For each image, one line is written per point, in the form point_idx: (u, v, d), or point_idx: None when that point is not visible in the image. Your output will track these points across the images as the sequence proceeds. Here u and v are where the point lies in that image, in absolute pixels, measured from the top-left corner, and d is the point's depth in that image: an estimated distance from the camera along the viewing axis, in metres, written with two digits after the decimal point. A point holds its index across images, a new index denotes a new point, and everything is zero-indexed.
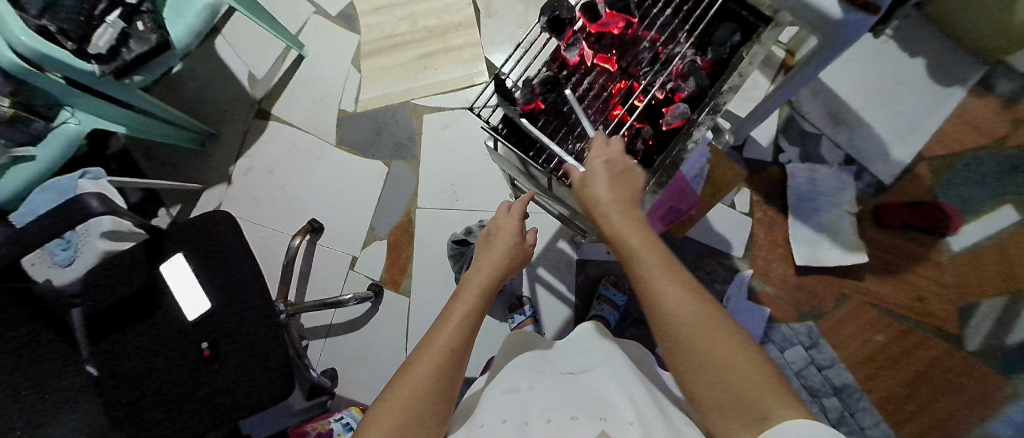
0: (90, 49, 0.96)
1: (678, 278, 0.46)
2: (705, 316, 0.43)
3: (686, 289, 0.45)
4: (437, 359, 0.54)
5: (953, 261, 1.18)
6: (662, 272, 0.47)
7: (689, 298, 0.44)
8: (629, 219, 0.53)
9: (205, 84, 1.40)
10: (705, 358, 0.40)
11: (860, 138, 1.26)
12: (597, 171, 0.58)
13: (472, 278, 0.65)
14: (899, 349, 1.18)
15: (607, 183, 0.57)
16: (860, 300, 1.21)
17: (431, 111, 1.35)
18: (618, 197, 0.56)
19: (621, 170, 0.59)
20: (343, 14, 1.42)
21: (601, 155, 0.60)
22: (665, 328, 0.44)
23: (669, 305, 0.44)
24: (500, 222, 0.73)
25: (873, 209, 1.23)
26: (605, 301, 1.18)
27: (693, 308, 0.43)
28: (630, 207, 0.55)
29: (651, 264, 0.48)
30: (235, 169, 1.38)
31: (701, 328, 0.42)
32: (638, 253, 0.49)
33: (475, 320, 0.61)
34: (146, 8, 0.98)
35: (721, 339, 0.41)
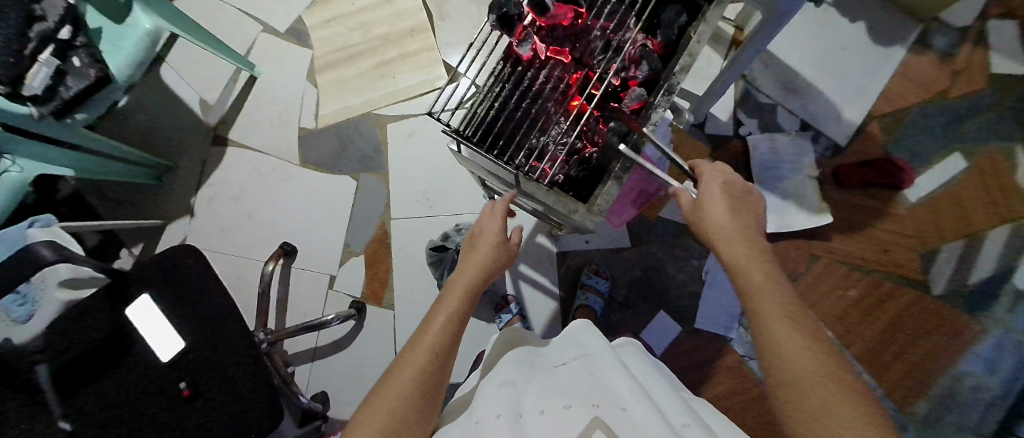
0: (23, 91, 0.89)
1: (803, 326, 0.47)
2: (825, 369, 0.42)
3: (807, 337, 0.45)
4: (422, 364, 0.54)
5: (910, 212, 1.24)
6: (786, 314, 0.48)
7: (814, 349, 0.44)
8: (750, 255, 0.54)
9: (155, 115, 1.35)
10: (818, 407, 0.40)
11: (813, 103, 1.31)
12: (715, 193, 0.61)
13: (457, 281, 0.63)
14: (873, 301, 1.23)
15: (729, 214, 0.59)
16: (831, 259, 1.26)
17: (394, 120, 1.34)
18: (737, 226, 0.57)
19: (735, 202, 0.60)
20: (292, 29, 1.39)
21: (716, 177, 0.63)
22: (777, 365, 0.45)
23: (788, 347, 0.45)
24: (484, 224, 0.69)
25: (833, 170, 1.28)
26: (590, 289, 1.19)
27: (815, 358, 0.43)
28: (754, 242, 0.56)
29: (775, 305, 0.48)
30: (198, 200, 1.34)
31: (821, 379, 0.42)
32: (760, 291, 0.50)
33: (461, 322, 0.59)
34: (80, 42, 0.95)
35: (842, 394, 0.40)
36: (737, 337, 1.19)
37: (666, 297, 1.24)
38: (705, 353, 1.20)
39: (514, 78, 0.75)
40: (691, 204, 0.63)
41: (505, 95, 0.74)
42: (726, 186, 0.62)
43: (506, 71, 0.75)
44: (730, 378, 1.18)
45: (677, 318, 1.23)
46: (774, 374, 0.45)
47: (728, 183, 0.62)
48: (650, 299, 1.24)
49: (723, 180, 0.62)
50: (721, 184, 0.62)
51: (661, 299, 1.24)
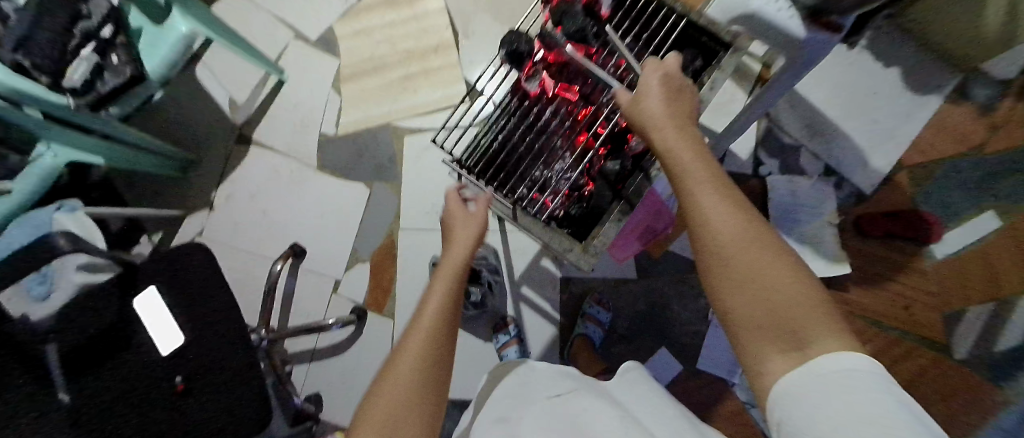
0: (64, 82, 0.95)
1: (730, 197, 0.43)
2: (752, 236, 0.39)
3: (735, 208, 0.42)
4: (419, 349, 0.49)
5: (934, 268, 1.18)
6: (714, 184, 0.44)
7: (736, 214, 0.41)
8: (678, 133, 0.50)
9: (186, 111, 1.40)
10: (747, 275, 0.38)
11: (838, 148, 1.27)
12: (653, 84, 0.56)
13: (443, 268, 0.59)
14: (889, 359, 1.17)
15: (663, 100, 0.54)
16: (845, 310, 1.21)
17: (412, 133, 1.36)
18: (670, 111, 0.53)
19: (672, 91, 0.56)
20: (323, 38, 1.43)
21: (655, 71, 0.58)
22: (704, 240, 0.41)
23: (716, 221, 0.41)
24: (453, 211, 0.67)
25: (855, 219, 1.23)
26: (590, 319, 1.18)
27: (739, 224, 0.40)
28: (684, 124, 0.52)
29: (701, 178, 0.45)
30: (218, 195, 1.38)
31: (745, 243, 0.39)
32: (689, 166, 0.46)
33: (451, 299, 0.54)
34: (120, 41, 0.99)
35: (766, 253, 0.38)
36: (739, 383, 1.15)
37: (669, 334, 1.21)
38: (705, 394, 1.17)
39: (522, 111, 0.76)
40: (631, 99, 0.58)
41: (510, 127, 0.76)
42: (662, 70, 0.57)
43: (512, 105, 0.77)
44: (730, 425, 1.13)
45: (678, 356, 1.20)
46: (702, 251, 0.42)
47: (666, 70, 0.58)
48: (651, 333, 1.22)
49: (660, 65, 0.58)
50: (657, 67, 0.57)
51: (663, 335, 1.21)
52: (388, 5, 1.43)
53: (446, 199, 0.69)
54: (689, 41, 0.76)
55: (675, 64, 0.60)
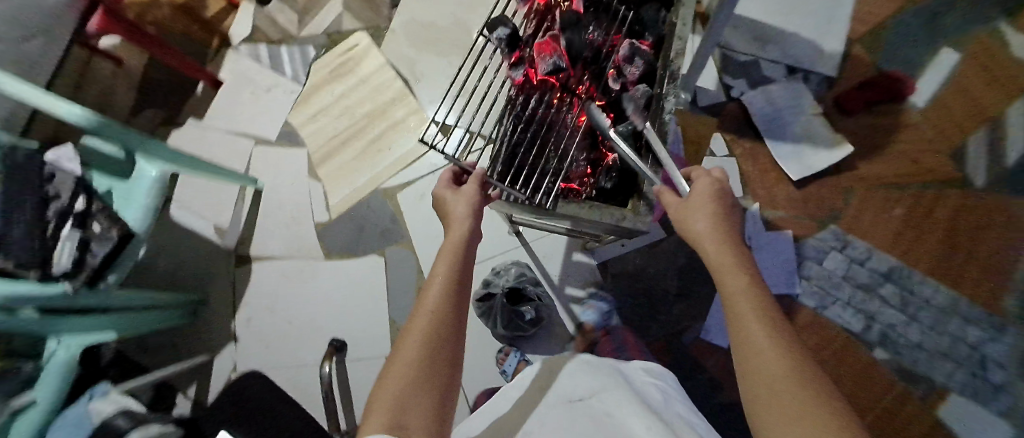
0: (55, 270, 0.90)
1: (780, 339, 0.42)
2: (800, 380, 0.38)
3: (784, 346, 0.41)
4: (426, 330, 0.46)
5: (922, 116, 1.25)
6: (763, 318, 0.44)
7: (788, 357, 0.40)
8: (731, 259, 0.52)
9: (174, 255, 1.36)
10: (789, 411, 0.36)
11: (791, 46, 1.33)
12: (700, 198, 0.59)
13: (444, 248, 0.57)
14: (921, 213, 1.21)
15: (710, 219, 0.56)
16: (863, 187, 1.24)
17: (401, 188, 1.36)
18: (716, 229, 0.55)
19: (711, 207, 0.58)
20: (283, 134, 1.44)
21: (705, 184, 0.61)
22: (749, 366, 0.42)
23: (761, 353, 0.41)
24: (444, 196, 0.66)
25: (834, 101, 1.29)
26: (590, 305, 1.21)
27: (790, 364, 0.40)
28: (737, 249, 0.53)
29: (751, 307, 0.45)
30: (237, 322, 1.32)
31: (792, 387, 0.38)
32: (740, 292, 0.47)
33: (459, 279, 0.53)
34: (95, 208, 0.95)
35: (811, 404, 0.36)
36: (803, 290, 1.20)
37: None
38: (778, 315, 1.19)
39: (517, 106, 0.80)
40: (677, 204, 0.61)
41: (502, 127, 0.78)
42: (716, 189, 0.61)
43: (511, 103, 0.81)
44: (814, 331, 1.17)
45: None
46: (749, 379, 0.41)
47: (719, 187, 0.61)
48: (703, 282, 1.22)
49: (717, 184, 0.61)
50: (709, 188, 0.60)
51: None
52: (334, 81, 1.46)
53: (439, 185, 0.69)
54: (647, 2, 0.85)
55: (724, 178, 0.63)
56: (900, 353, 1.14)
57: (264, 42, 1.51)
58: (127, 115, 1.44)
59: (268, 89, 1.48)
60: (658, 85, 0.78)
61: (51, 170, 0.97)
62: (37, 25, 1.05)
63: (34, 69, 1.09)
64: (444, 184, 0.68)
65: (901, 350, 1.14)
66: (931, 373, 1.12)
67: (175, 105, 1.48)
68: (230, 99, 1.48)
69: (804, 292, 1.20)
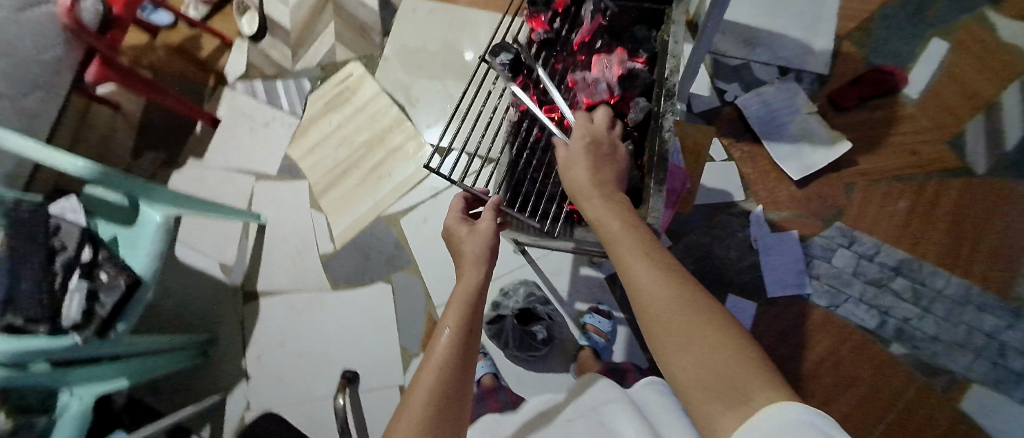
0: (65, 322, 0.89)
1: (653, 260, 0.46)
2: (681, 300, 0.41)
3: (658, 267, 0.45)
4: (432, 388, 0.46)
5: (917, 108, 1.25)
6: (644, 255, 0.46)
7: (659, 275, 0.44)
8: (606, 210, 0.55)
9: (183, 295, 1.36)
10: (678, 329, 0.39)
11: (780, 47, 1.34)
12: (582, 150, 0.64)
13: (455, 296, 0.57)
14: (925, 203, 1.21)
15: (592, 174, 0.60)
16: (865, 181, 1.24)
17: (404, 213, 1.36)
18: (596, 183, 0.59)
19: (599, 161, 0.63)
20: (284, 167, 1.45)
21: (584, 135, 0.66)
22: (639, 303, 0.43)
23: (639, 283, 0.44)
24: (454, 232, 0.66)
25: (829, 98, 1.29)
26: (592, 329, 1.16)
27: (663, 283, 0.43)
28: (612, 198, 0.57)
29: (626, 242, 0.49)
30: (249, 359, 1.32)
31: (665, 299, 0.41)
32: (617, 234, 0.51)
33: (469, 329, 0.53)
34: (101, 257, 0.93)
35: (686, 313, 0.40)
36: (813, 290, 1.19)
37: (727, 278, 1.22)
38: (791, 316, 1.18)
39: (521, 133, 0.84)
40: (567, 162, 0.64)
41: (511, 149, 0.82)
42: (592, 141, 0.66)
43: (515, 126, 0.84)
44: (827, 330, 1.16)
45: (748, 295, 1.21)
46: (642, 314, 0.43)
47: (595, 140, 0.66)
48: (712, 288, 1.22)
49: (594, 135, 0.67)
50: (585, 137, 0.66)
51: (724, 282, 1.22)
52: (330, 111, 1.48)
53: (448, 218, 0.69)
54: (641, 19, 0.89)
55: (602, 126, 0.70)
56: (918, 347, 1.13)
57: (258, 77, 1.53)
58: (128, 160, 1.45)
59: (265, 124, 1.49)
60: (657, 99, 0.79)
61: (57, 222, 0.96)
62: None
63: (35, 123, 1.10)
64: (455, 218, 0.68)
65: (919, 344, 1.13)
66: (951, 365, 1.11)
67: (174, 145, 1.49)
68: (228, 136, 1.49)
69: (816, 291, 1.19)
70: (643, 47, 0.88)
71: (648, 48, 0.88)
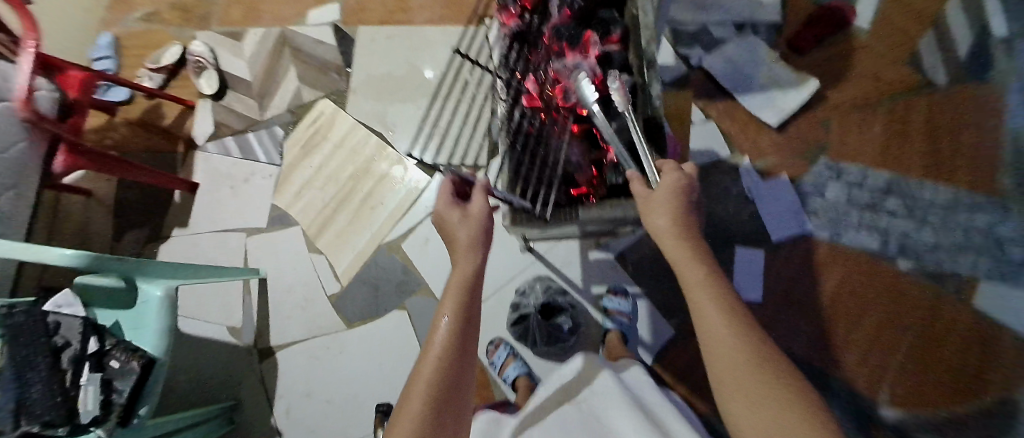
0: (84, 418, 0.85)
1: (738, 319, 0.48)
2: (761, 370, 0.44)
3: (742, 331, 0.47)
4: (431, 379, 0.45)
5: (870, 37, 1.32)
6: (716, 298, 0.50)
7: (745, 342, 0.46)
8: (687, 252, 0.56)
9: (196, 368, 1.32)
10: (754, 397, 0.43)
11: (731, 6, 1.39)
12: (666, 186, 0.61)
13: (451, 284, 0.55)
14: (898, 123, 1.26)
15: (672, 212, 0.59)
16: (839, 114, 1.28)
17: (404, 238, 1.36)
18: (676, 222, 0.58)
19: (682, 201, 0.60)
20: (274, 218, 1.43)
21: (673, 174, 0.63)
22: (710, 346, 0.48)
23: (726, 344, 0.46)
24: (442, 214, 0.64)
25: (787, 44, 1.35)
26: (615, 312, 1.14)
27: (748, 350, 0.45)
28: (693, 240, 0.57)
29: (708, 295, 0.51)
30: (276, 416, 1.28)
31: (748, 370, 0.44)
32: (702, 283, 0.52)
33: (466, 318, 0.51)
34: (107, 345, 0.92)
35: (767, 387, 0.43)
36: (815, 226, 1.22)
37: (732, 233, 1.25)
38: (800, 256, 1.21)
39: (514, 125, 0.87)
40: (643, 195, 0.63)
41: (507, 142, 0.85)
42: (681, 184, 0.62)
43: (508, 121, 0.87)
44: (837, 261, 1.19)
45: (754, 245, 1.23)
46: (713, 357, 0.48)
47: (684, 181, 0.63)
48: (720, 245, 1.24)
49: (682, 178, 0.63)
50: (674, 185, 0.61)
51: (729, 237, 1.25)
52: (309, 153, 1.47)
53: (437, 202, 0.66)
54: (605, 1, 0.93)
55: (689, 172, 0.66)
56: (923, 259, 1.16)
57: (229, 134, 1.51)
58: (111, 243, 1.41)
59: (246, 179, 1.47)
60: (641, 72, 0.81)
61: (56, 318, 0.92)
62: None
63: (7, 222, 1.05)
64: (445, 202, 0.65)
65: (924, 256, 1.16)
66: (958, 269, 1.14)
67: (156, 218, 1.45)
68: (210, 199, 1.46)
69: (817, 227, 1.22)
70: (611, 25, 0.88)
71: (617, 25, 0.88)
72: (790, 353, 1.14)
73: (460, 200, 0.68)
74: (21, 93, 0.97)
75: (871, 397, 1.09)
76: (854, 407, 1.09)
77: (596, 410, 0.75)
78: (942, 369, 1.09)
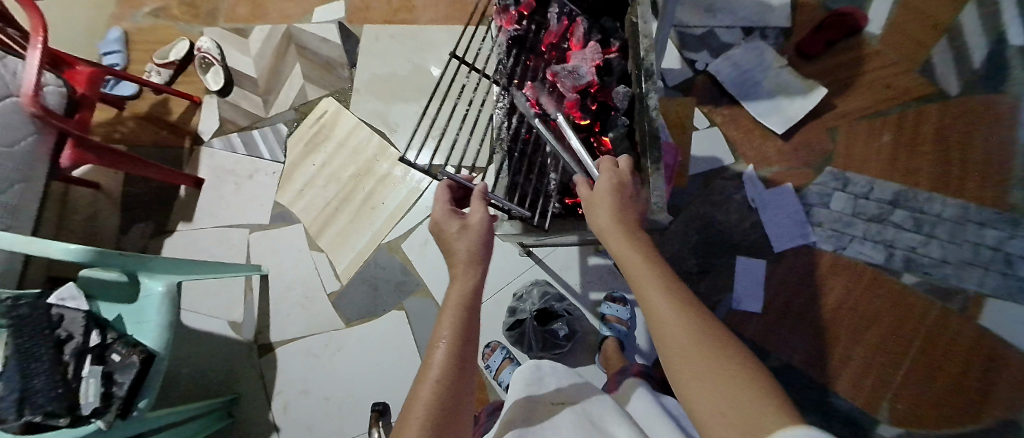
0: (85, 409, 0.86)
1: (678, 294, 0.46)
2: (702, 340, 0.41)
3: (680, 305, 0.44)
4: (428, 404, 0.43)
5: (882, 44, 1.29)
6: (662, 288, 0.46)
7: (683, 315, 0.43)
8: (629, 242, 0.54)
9: (196, 362, 1.33)
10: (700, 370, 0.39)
11: (739, 10, 1.37)
12: (605, 182, 0.61)
13: (449, 299, 0.54)
14: (908, 134, 1.23)
15: (613, 209, 0.58)
16: (847, 123, 1.26)
17: (404, 238, 1.37)
18: (619, 217, 0.57)
19: (623, 196, 0.60)
20: (277, 215, 1.44)
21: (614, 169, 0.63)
22: (660, 340, 0.44)
23: (665, 322, 0.43)
24: (440, 223, 0.62)
25: (796, 50, 1.32)
26: (613, 318, 1.14)
27: (684, 321, 0.43)
28: (634, 231, 0.55)
29: (646, 275, 0.48)
30: (275, 411, 1.29)
31: (686, 342, 0.41)
32: (639, 267, 0.50)
33: (466, 339, 0.50)
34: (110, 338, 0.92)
35: (706, 355, 0.39)
36: (818, 237, 1.20)
37: (733, 242, 1.23)
38: (803, 267, 1.19)
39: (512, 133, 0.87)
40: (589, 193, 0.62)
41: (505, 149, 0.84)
42: (618, 180, 0.61)
43: (505, 127, 0.87)
44: (839, 273, 1.17)
45: (755, 255, 1.22)
46: (664, 349, 0.43)
47: (620, 174, 0.62)
48: (721, 253, 1.23)
49: (620, 173, 0.63)
50: (614, 180, 0.61)
51: (730, 246, 1.23)
52: (311, 152, 1.47)
53: (435, 209, 0.64)
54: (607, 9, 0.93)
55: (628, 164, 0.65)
56: (929, 273, 1.14)
57: (234, 130, 1.53)
58: (117, 237, 1.43)
59: (250, 175, 1.48)
60: (638, 83, 0.80)
61: (60, 310, 0.94)
62: (7, 175, 1.04)
63: (16, 216, 1.07)
64: (444, 211, 0.63)
65: (929, 270, 1.14)
66: (964, 284, 1.12)
67: (161, 213, 1.47)
68: (214, 194, 1.48)
69: (820, 238, 1.20)
70: (612, 35, 0.91)
71: (618, 37, 0.91)
72: (789, 365, 1.13)
73: (458, 209, 0.66)
74: (28, 88, 0.98)
75: (871, 412, 1.08)
76: (853, 422, 1.07)
77: (590, 414, 0.66)
78: (944, 385, 1.07)
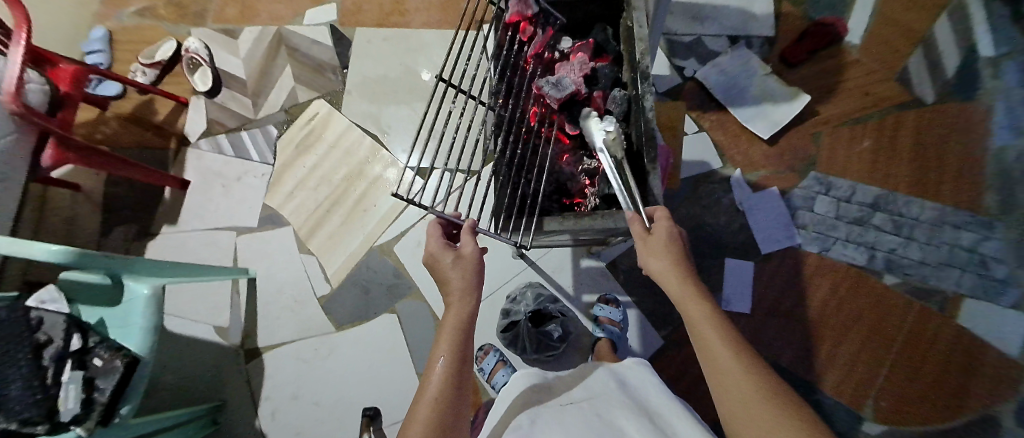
0: (64, 416, 0.83)
1: (743, 353, 0.49)
2: (768, 400, 0.44)
3: (746, 363, 0.48)
4: (428, 420, 0.46)
5: (860, 53, 1.34)
6: (731, 345, 0.50)
7: (750, 374, 0.47)
8: (693, 289, 0.56)
9: (181, 368, 1.30)
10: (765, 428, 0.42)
11: (725, 20, 1.41)
12: (662, 227, 0.62)
13: (446, 320, 0.55)
14: (887, 141, 1.27)
15: (673, 257, 0.59)
16: (829, 129, 1.30)
17: (396, 241, 1.36)
18: (676, 262, 0.58)
19: (680, 249, 0.60)
20: (266, 217, 1.42)
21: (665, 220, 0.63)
22: (726, 395, 0.47)
23: (733, 376, 0.47)
24: (432, 252, 0.61)
25: (780, 58, 1.37)
26: (605, 320, 1.14)
27: (752, 382, 0.46)
28: (693, 280, 0.57)
29: (709, 330, 0.52)
30: (263, 419, 1.26)
31: (755, 402, 0.45)
32: (705, 323, 0.53)
33: (464, 356, 0.52)
34: (92, 341, 0.88)
35: (772, 416, 0.43)
36: (803, 239, 1.24)
37: (722, 244, 1.26)
38: (788, 267, 1.22)
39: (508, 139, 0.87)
40: (643, 232, 0.63)
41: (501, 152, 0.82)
42: (675, 234, 0.61)
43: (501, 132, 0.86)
44: (824, 274, 1.21)
45: (743, 256, 1.24)
46: (727, 406, 0.47)
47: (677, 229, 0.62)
48: (710, 255, 1.25)
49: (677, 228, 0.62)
50: (670, 237, 0.61)
51: (719, 247, 1.25)
52: (303, 153, 1.46)
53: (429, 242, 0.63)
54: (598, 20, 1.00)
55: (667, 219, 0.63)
56: (908, 273, 1.18)
57: (222, 132, 1.50)
58: (98, 240, 1.39)
59: (238, 177, 1.46)
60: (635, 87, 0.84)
61: (39, 314, 0.88)
62: None
63: None
64: (437, 245, 0.62)
65: (909, 270, 1.18)
66: (941, 284, 1.16)
67: (145, 215, 1.44)
68: (200, 197, 1.45)
69: (805, 240, 1.23)
70: (604, 48, 0.98)
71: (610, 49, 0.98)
72: (777, 364, 1.15)
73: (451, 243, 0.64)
74: (9, 86, 0.95)
75: (856, 410, 1.10)
76: (837, 419, 1.10)
77: (598, 410, 0.63)
78: (924, 385, 1.10)
